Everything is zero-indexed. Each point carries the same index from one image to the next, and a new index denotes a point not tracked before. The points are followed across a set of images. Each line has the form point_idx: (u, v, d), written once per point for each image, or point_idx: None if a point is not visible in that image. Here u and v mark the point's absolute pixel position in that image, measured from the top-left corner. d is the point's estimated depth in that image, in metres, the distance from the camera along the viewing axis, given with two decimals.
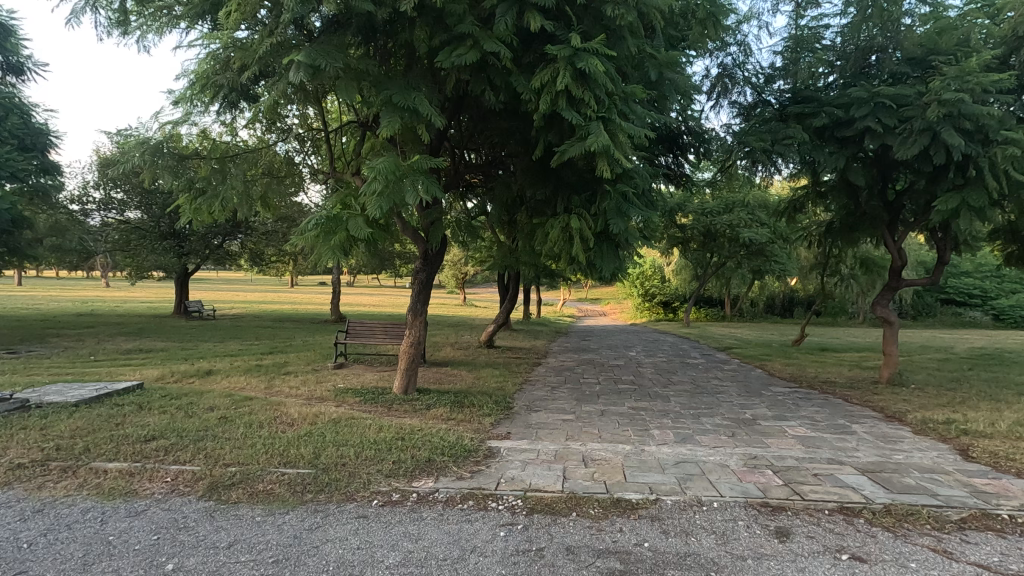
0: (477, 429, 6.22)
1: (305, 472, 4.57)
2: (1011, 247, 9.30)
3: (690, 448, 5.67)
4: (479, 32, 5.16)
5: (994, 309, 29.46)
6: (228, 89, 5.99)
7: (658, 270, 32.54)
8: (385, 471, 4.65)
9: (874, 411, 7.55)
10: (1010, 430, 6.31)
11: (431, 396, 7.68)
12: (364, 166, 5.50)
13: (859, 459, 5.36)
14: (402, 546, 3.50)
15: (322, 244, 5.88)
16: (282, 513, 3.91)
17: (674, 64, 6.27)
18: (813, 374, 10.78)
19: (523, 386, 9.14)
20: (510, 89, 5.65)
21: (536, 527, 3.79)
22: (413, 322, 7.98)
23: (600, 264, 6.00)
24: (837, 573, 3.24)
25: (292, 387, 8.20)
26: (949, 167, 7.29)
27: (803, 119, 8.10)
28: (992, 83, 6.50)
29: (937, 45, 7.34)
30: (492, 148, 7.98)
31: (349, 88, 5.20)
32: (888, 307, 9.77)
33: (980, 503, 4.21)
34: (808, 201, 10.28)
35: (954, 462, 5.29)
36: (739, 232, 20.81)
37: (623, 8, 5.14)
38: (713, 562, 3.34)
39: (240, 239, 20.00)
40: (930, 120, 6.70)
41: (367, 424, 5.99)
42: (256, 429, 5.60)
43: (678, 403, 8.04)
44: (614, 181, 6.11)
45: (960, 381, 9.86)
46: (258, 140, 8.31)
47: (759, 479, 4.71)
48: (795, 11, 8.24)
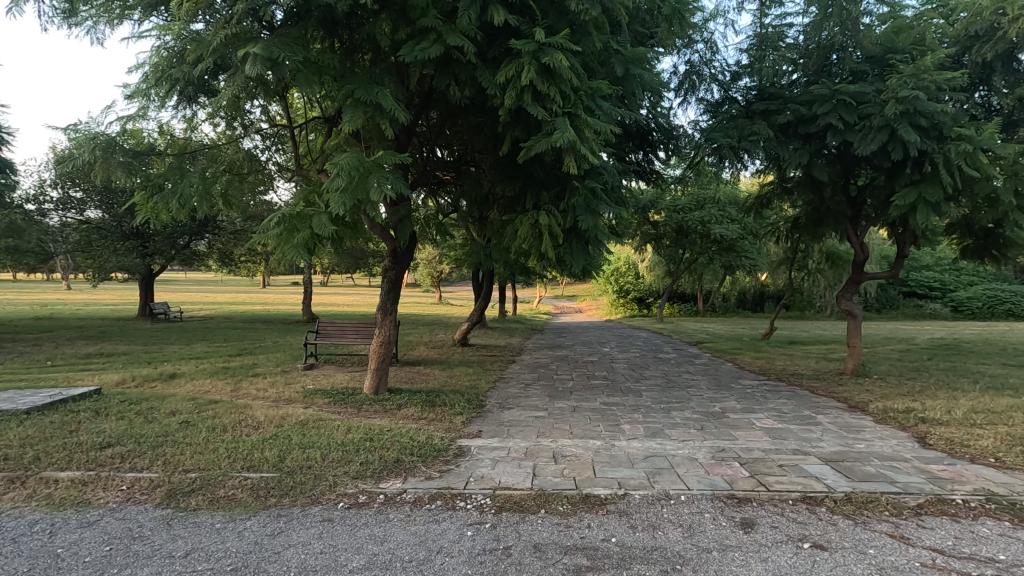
0: (448, 428, 6.17)
1: (270, 476, 4.46)
2: (967, 240, 9.55)
3: (659, 442, 5.71)
4: (443, 26, 5.10)
5: (953, 301, 30.56)
6: (185, 82, 5.81)
7: (632, 266, 32.86)
8: (352, 473, 4.57)
9: (839, 402, 7.74)
10: (965, 417, 6.53)
11: (402, 396, 7.58)
12: (327, 162, 5.36)
13: (823, 449, 5.48)
14: (366, 549, 3.44)
15: (285, 243, 5.74)
16: (243, 520, 3.80)
17: (640, 60, 6.27)
18: (780, 367, 10.96)
19: (496, 384, 9.08)
20: (475, 84, 5.59)
21: (505, 525, 3.76)
22: (383, 321, 7.85)
23: (570, 260, 5.97)
24: (799, 562, 3.29)
25: (259, 389, 8.02)
26: (907, 164, 7.50)
27: (768, 116, 8.24)
28: (946, 81, 6.73)
29: (894, 43, 7.52)
30: (461, 145, 7.92)
31: (310, 82, 5.09)
32: (852, 300, 10.03)
33: (935, 489, 4.33)
34: (775, 196, 10.47)
35: (912, 450, 5.43)
36: (711, 228, 21.41)
37: (587, 3, 5.12)
38: (679, 556, 3.36)
39: (208, 239, 19.54)
40: (888, 117, 6.85)
41: (336, 425, 5.90)
42: (219, 434, 5.45)
43: (650, 398, 8.12)
44: (582, 177, 6.10)
45: (919, 371, 10.17)
46: (222, 136, 8.14)
47: (726, 472, 4.77)
48: (759, 10, 8.36)
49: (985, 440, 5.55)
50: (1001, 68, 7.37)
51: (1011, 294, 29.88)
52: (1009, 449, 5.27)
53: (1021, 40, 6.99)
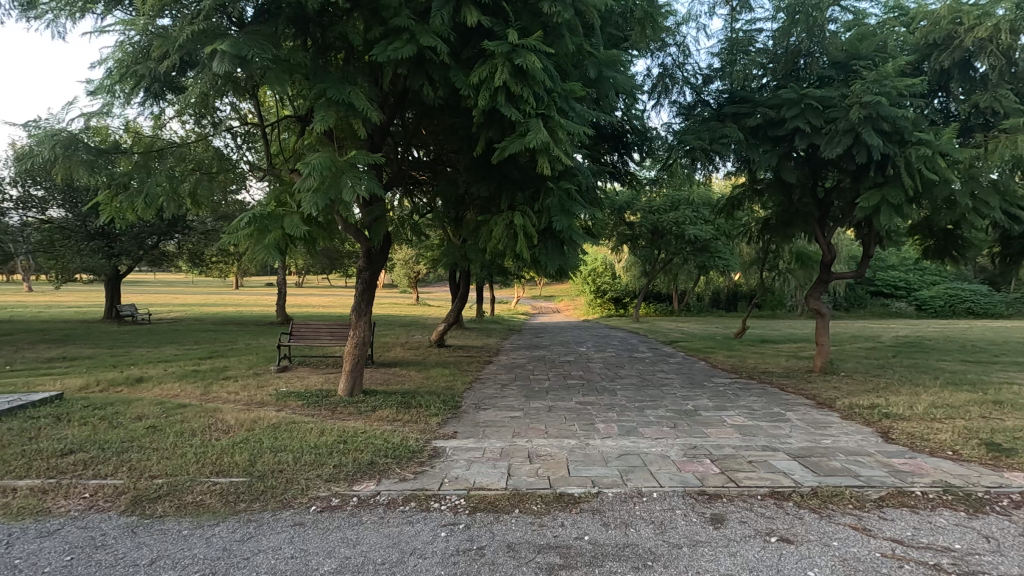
0: (423, 430, 6.15)
1: (240, 480, 4.39)
2: (929, 241, 9.89)
3: (633, 440, 5.79)
4: (416, 26, 5.08)
5: (916, 300, 31.68)
6: (151, 79, 5.68)
7: (609, 266, 33.11)
8: (325, 476, 4.52)
9: (807, 399, 7.94)
10: (926, 412, 6.77)
11: (377, 398, 7.53)
12: (298, 162, 5.29)
13: (791, 444, 5.62)
14: (338, 552, 3.40)
15: (255, 243, 5.64)
16: (211, 525, 3.73)
17: (613, 62, 6.32)
18: (752, 365, 11.17)
19: (472, 385, 9.06)
20: (449, 85, 5.58)
21: (478, 525, 3.77)
22: (358, 322, 7.76)
23: (545, 261, 5.99)
24: (766, 556, 3.36)
25: (230, 392, 7.88)
26: (871, 167, 7.73)
27: (738, 119, 8.41)
28: (906, 88, 6.95)
29: (858, 50, 7.74)
30: (437, 145, 7.88)
31: (280, 80, 5.01)
32: (820, 299, 10.29)
33: (897, 482, 4.48)
34: (746, 198, 10.68)
35: (876, 445, 5.60)
36: (685, 230, 21.82)
37: (560, 6, 5.16)
38: (650, 552, 3.40)
39: (177, 239, 19.17)
40: (853, 121, 7.04)
41: (309, 427, 5.82)
42: (188, 438, 5.34)
43: (625, 396, 8.22)
44: (557, 178, 6.14)
45: (884, 367, 10.50)
46: (191, 134, 7.98)
47: (697, 469, 4.85)
48: (729, 15, 8.52)
49: (943, 434, 5.76)
50: (958, 75, 7.67)
51: (970, 293, 31.12)
52: (966, 442, 5.48)
53: (976, 49, 7.29)
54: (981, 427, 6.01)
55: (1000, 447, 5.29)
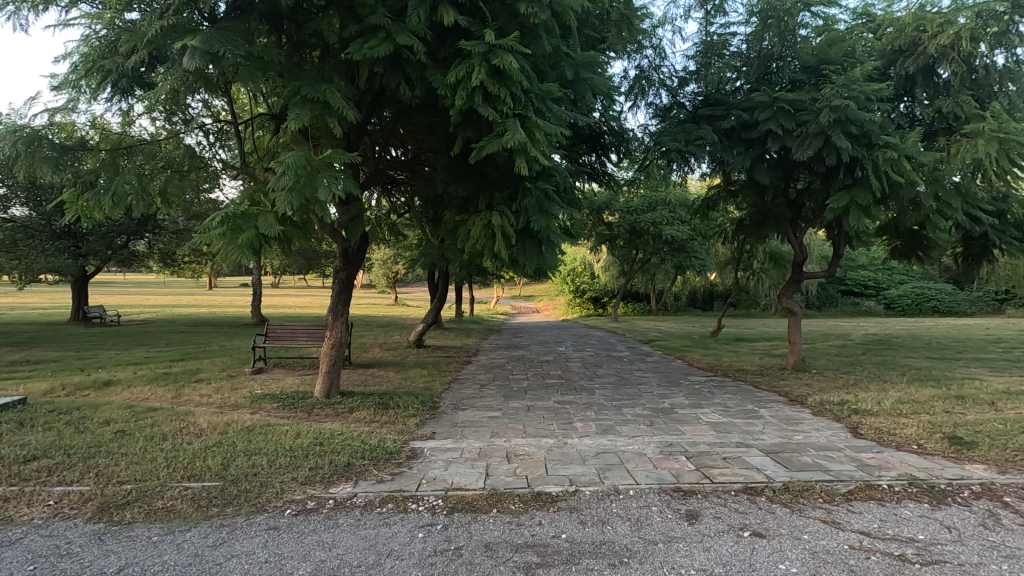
0: (401, 430, 6.11)
1: (213, 485, 4.30)
2: (896, 242, 10.20)
3: (610, 438, 5.84)
4: (392, 24, 5.05)
5: (885, 299, 32.61)
6: (118, 75, 5.54)
7: (588, 266, 33.33)
8: (300, 479, 4.46)
9: (780, 396, 8.11)
10: (893, 407, 6.97)
11: (355, 399, 7.45)
12: (273, 160, 5.20)
13: (764, 441, 5.73)
14: (314, 556, 3.37)
15: (228, 243, 5.53)
16: (182, 531, 3.65)
17: (590, 64, 6.36)
18: (727, 364, 11.35)
19: (450, 385, 9.04)
20: (426, 84, 5.56)
21: (456, 526, 3.76)
22: (335, 323, 7.67)
23: (523, 261, 6.00)
24: (739, 550, 3.43)
25: (202, 394, 7.71)
26: (840, 169, 7.93)
27: (713, 121, 8.55)
28: (874, 92, 7.14)
29: (827, 55, 7.92)
30: (414, 145, 7.84)
31: (253, 77, 4.93)
32: (792, 298, 10.52)
33: (865, 476, 4.61)
34: (721, 199, 10.85)
35: (845, 440, 5.75)
36: (662, 230, 22.11)
37: (536, 7, 5.18)
38: (627, 549, 3.44)
39: (148, 239, 18.71)
40: (823, 124, 7.21)
41: (284, 430, 5.73)
42: (158, 442, 5.21)
43: (603, 395, 8.29)
44: (534, 179, 6.16)
45: (854, 365, 10.79)
46: (162, 131, 7.79)
47: (672, 466, 4.91)
48: (704, 18, 8.64)
49: (909, 429, 5.94)
50: (922, 81, 7.92)
51: (936, 292, 32.15)
52: (930, 436, 5.66)
53: (939, 55, 7.54)
54: (944, 421, 6.21)
55: (962, 440, 5.48)
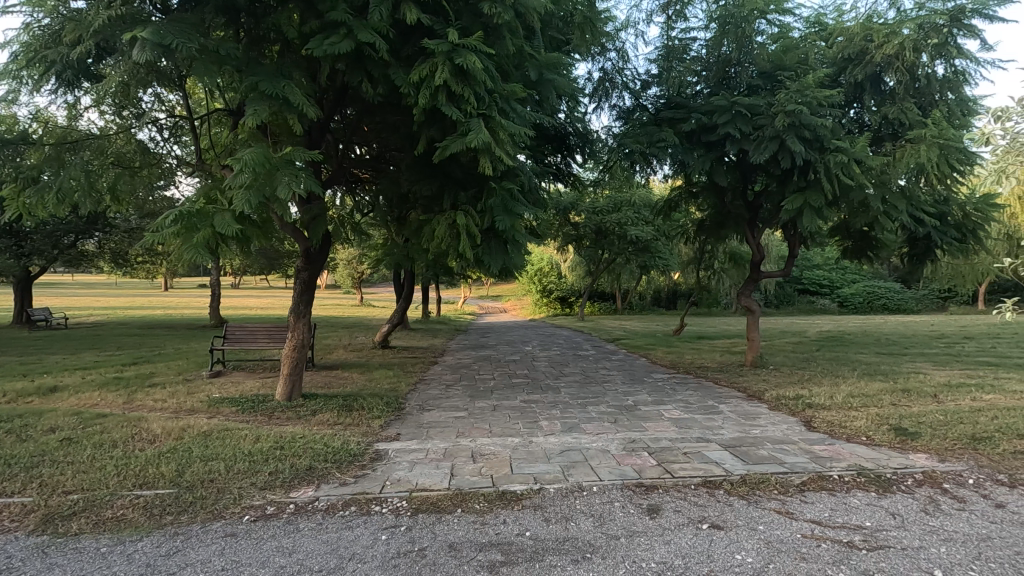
0: (365, 432, 6.03)
1: (166, 492, 4.16)
2: (847, 242, 10.63)
3: (575, 436, 5.91)
4: (353, 21, 4.97)
5: (839, 297, 33.96)
6: (63, 66, 5.30)
7: (555, 266, 33.57)
8: (259, 484, 4.35)
9: (739, 391, 8.35)
10: (845, 401, 7.27)
11: (318, 401, 7.31)
12: (229, 157, 5.06)
13: (723, 435, 5.90)
14: (273, 562, 3.29)
15: (183, 242, 5.35)
16: (133, 541, 3.51)
17: (554, 65, 6.40)
18: (689, 361, 11.60)
19: (416, 386, 8.97)
20: (388, 82, 5.51)
21: (420, 527, 3.74)
22: (296, 324, 7.51)
23: (488, 261, 5.99)
24: (698, 542, 3.52)
25: (156, 399, 7.43)
26: (794, 171, 8.22)
27: (674, 123, 8.73)
28: (825, 98, 7.42)
29: (783, 61, 8.15)
30: (379, 143, 7.75)
31: (209, 71, 4.78)
32: (750, 297, 10.84)
33: (817, 467, 4.80)
34: (683, 200, 11.10)
35: (800, 433, 5.97)
36: (627, 230, 22.44)
37: (500, 7, 5.19)
38: (589, 544, 3.49)
39: (97, 238, 17.87)
40: (778, 129, 7.46)
41: (243, 434, 5.58)
42: (108, 450, 5.00)
43: (568, 394, 8.38)
44: (499, 178, 6.17)
45: (808, 360, 11.20)
46: (112, 125, 7.48)
47: (635, 462, 5.01)
48: (665, 23, 8.82)
49: (858, 421, 6.21)
50: (870, 88, 8.28)
51: (885, 290, 33.65)
52: (878, 428, 5.93)
53: (885, 65, 7.90)
54: (891, 413, 6.52)
55: (906, 431, 5.75)
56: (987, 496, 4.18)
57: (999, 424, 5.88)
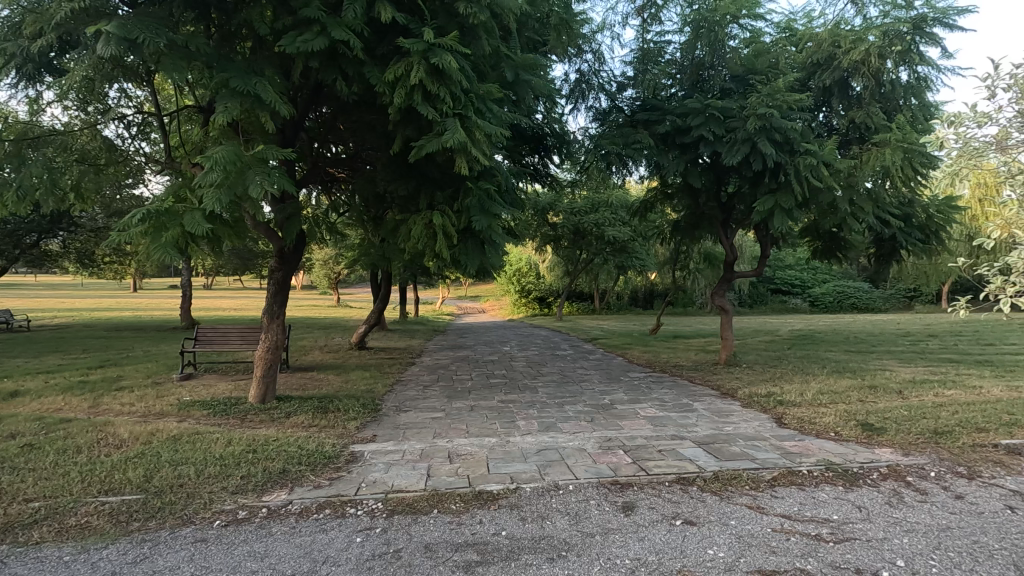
0: (341, 434, 5.96)
1: (133, 498, 4.06)
2: (817, 243, 10.88)
3: (552, 435, 5.94)
4: (327, 18, 4.92)
5: (810, 297, 34.78)
6: (23, 59, 5.13)
7: (533, 266, 33.66)
8: (231, 488, 4.27)
9: (713, 389, 8.49)
10: (814, 398, 7.45)
11: (292, 403, 7.19)
12: (199, 154, 4.95)
13: (697, 433, 5.99)
14: (244, 567, 3.24)
15: (151, 241, 5.22)
16: (98, 549, 3.42)
17: (530, 66, 6.42)
18: (665, 360, 11.74)
19: (393, 387, 8.90)
20: (363, 81, 5.46)
21: (395, 528, 3.71)
22: (269, 325, 7.37)
23: (465, 261, 5.97)
24: (671, 538, 3.57)
25: (123, 403, 7.23)
26: (765, 174, 8.38)
27: (649, 125, 8.83)
28: (795, 102, 7.58)
29: (754, 65, 8.32)
30: (354, 142, 7.67)
31: (178, 67, 4.68)
32: (724, 296, 11.02)
33: (787, 462, 4.91)
34: (658, 201, 11.24)
35: (771, 429, 6.10)
36: (605, 231, 22.60)
37: (475, 7, 5.19)
38: (565, 543, 3.51)
39: (61, 238, 17.18)
40: (750, 131, 7.60)
41: (215, 438, 5.47)
42: (71, 456, 4.85)
43: (545, 393, 8.41)
44: (476, 178, 6.16)
45: (780, 359, 11.43)
46: (76, 121, 7.26)
47: (611, 460, 5.06)
48: (641, 25, 8.92)
49: (827, 417, 6.37)
50: (838, 93, 8.50)
51: (854, 290, 34.55)
52: (846, 424, 6.09)
53: (852, 70, 8.11)
54: (858, 409, 6.70)
55: (872, 426, 5.93)
56: (947, 488, 4.34)
57: (960, 418, 6.10)
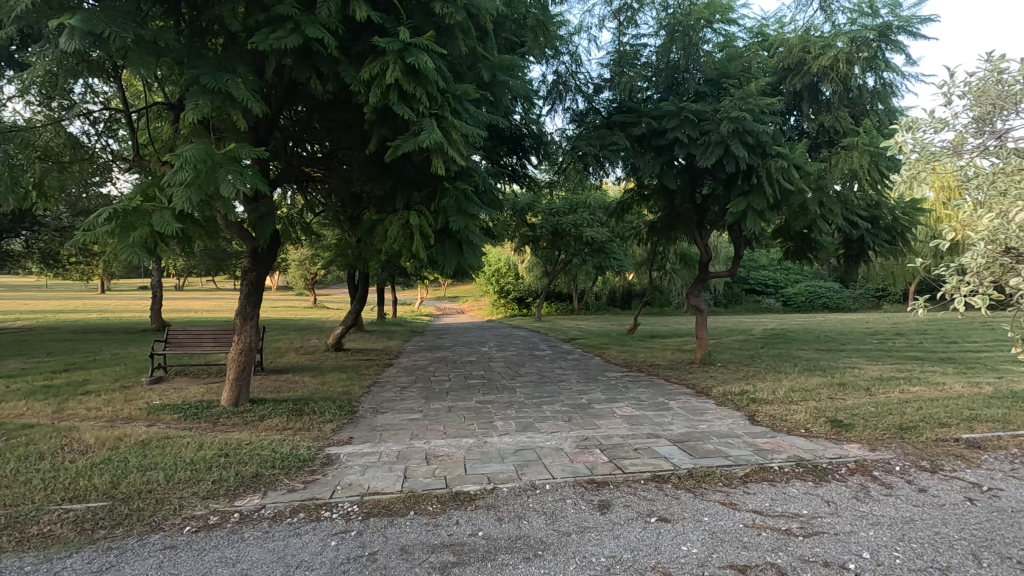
0: (316, 437, 5.89)
1: (99, 505, 3.94)
2: (789, 244, 11.11)
3: (529, 435, 5.95)
4: (301, 16, 4.85)
5: (783, 297, 35.51)
6: None
7: (511, 267, 33.69)
8: (202, 493, 4.19)
9: (689, 388, 8.61)
10: (786, 395, 7.61)
11: (266, 406, 7.08)
12: (169, 152, 4.85)
13: (672, 431, 6.07)
14: (215, 573, 3.18)
15: (118, 241, 5.08)
16: (60, 558, 3.31)
17: (507, 67, 6.42)
18: (641, 359, 11.87)
19: (370, 389, 8.82)
20: (338, 79, 5.40)
21: (371, 531, 3.69)
22: (243, 326, 7.26)
23: (442, 261, 5.94)
24: (646, 535, 3.61)
25: (90, 408, 7.02)
26: (738, 176, 8.54)
27: (626, 127, 8.92)
28: (767, 106, 7.74)
29: (727, 69, 8.46)
30: (330, 141, 7.58)
31: (146, 63, 4.57)
32: (699, 297, 11.20)
33: (759, 459, 5.01)
34: (635, 202, 11.36)
35: (744, 427, 6.22)
36: (583, 232, 22.73)
37: (452, 7, 5.18)
38: (541, 542, 3.52)
39: (24, 237, 16.61)
40: (723, 134, 7.73)
41: (185, 442, 5.35)
42: (34, 462, 4.70)
43: (523, 394, 8.43)
44: (453, 178, 6.14)
45: (754, 357, 11.65)
46: (39, 117, 7.03)
47: (588, 459, 5.09)
48: (617, 28, 9.00)
49: (798, 414, 6.51)
50: (808, 98, 8.69)
51: (826, 290, 35.40)
52: (816, 420, 6.24)
53: (821, 75, 8.30)
54: (828, 406, 6.87)
55: (841, 423, 6.09)
56: (911, 482, 4.48)
57: (924, 414, 6.30)
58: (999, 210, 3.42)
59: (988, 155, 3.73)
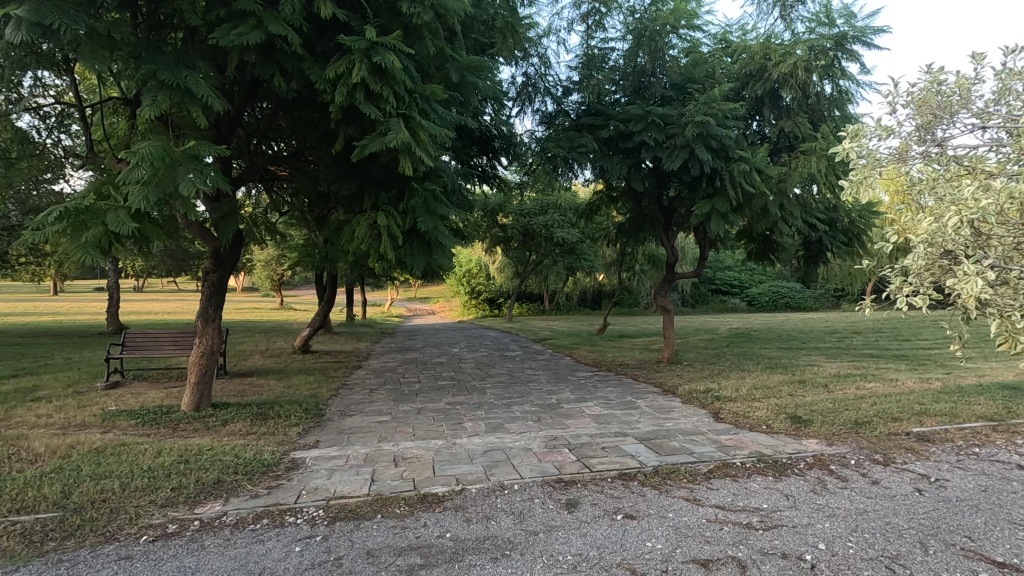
0: (281, 441, 5.77)
1: (49, 516, 3.78)
2: (752, 245, 11.39)
3: (498, 436, 5.96)
4: (264, 12, 4.76)
5: (747, 297, 36.44)
6: None
7: (483, 268, 33.65)
8: (160, 501, 4.06)
9: (656, 387, 8.76)
10: (749, 393, 7.81)
11: (229, 410, 6.91)
12: (124, 149, 4.69)
13: (639, 429, 6.17)
14: None
15: (70, 241, 4.89)
16: (5, 572, 3.17)
17: (475, 68, 6.40)
18: (610, 359, 12.02)
19: (337, 391, 8.69)
20: (303, 77, 5.31)
21: (337, 535, 3.64)
22: (205, 329, 7.06)
23: (411, 262, 5.89)
24: (612, 532, 3.66)
25: (40, 415, 6.72)
26: (703, 179, 8.74)
27: (594, 129, 9.02)
28: (730, 111, 7.92)
29: (692, 74, 8.64)
30: (296, 139, 7.43)
31: (99, 56, 4.41)
32: (666, 297, 11.40)
33: (722, 455, 5.14)
34: (603, 203, 11.48)
35: (708, 424, 6.36)
36: (553, 232, 22.86)
37: (419, 8, 5.15)
38: (509, 542, 3.54)
39: None
40: (688, 138, 7.89)
41: (143, 448, 5.18)
42: None
43: (493, 394, 8.44)
44: (421, 179, 6.10)
45: (719, 356, 11.92)
46: None
47: (556, 458, 5.13)
48: (586, 32, 9.09)
49: (760, 411, 6.70)
50: (769, 103, 8.94)
51: (788, 290, 36.46)
52: (777, 417, 6.43)
53: (781, 82, 8.55)
54: (788, 403, 7.08)
55: (800, 419, 6.28)
56: (865, 475, 4.66)
57: (877, 409, 6.56)
58: (936, 215, 3.52)
59: (930, 161, 3.90)
